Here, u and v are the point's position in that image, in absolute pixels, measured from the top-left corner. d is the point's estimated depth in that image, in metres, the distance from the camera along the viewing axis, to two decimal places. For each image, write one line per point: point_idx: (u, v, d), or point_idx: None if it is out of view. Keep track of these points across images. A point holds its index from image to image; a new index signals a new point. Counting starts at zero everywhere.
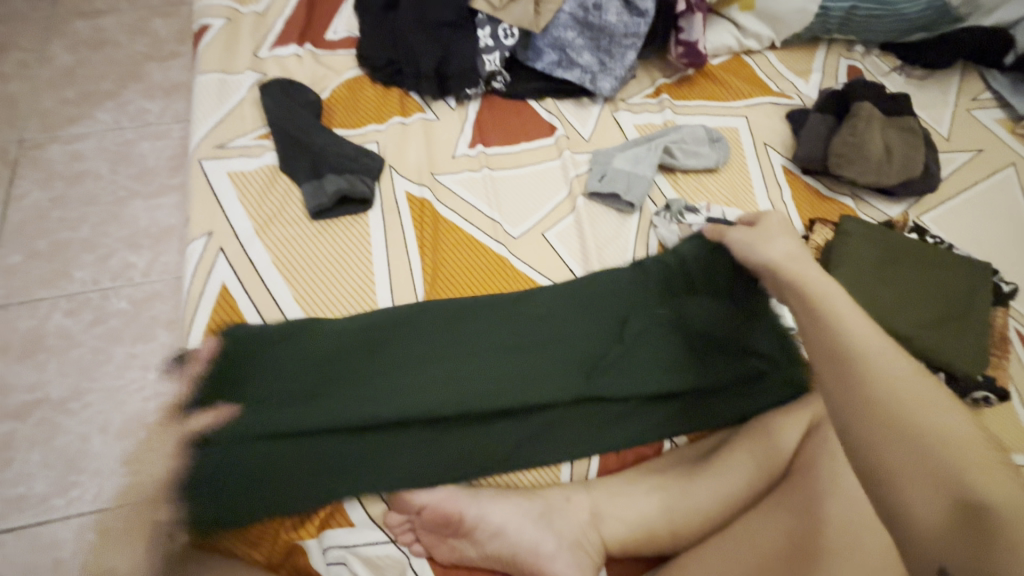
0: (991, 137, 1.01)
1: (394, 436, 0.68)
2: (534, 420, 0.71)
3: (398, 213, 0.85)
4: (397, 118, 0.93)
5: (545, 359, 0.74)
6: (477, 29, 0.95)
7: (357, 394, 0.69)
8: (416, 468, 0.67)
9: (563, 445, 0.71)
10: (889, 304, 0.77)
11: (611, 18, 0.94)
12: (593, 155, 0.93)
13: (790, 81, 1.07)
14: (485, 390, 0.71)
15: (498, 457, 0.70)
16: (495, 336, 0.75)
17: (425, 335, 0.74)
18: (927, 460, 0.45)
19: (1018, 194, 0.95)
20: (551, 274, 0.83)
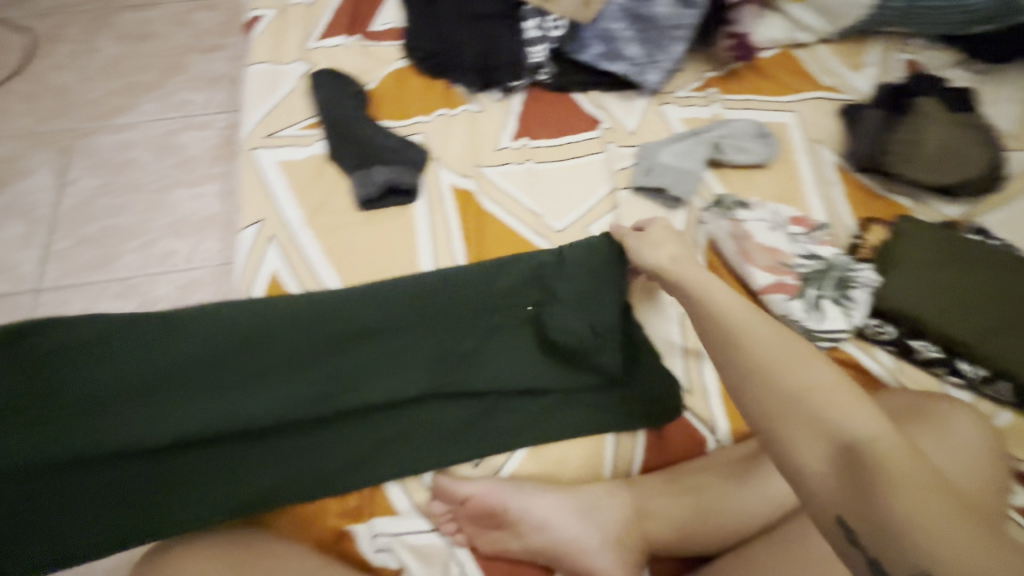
0: None
1: (283, 442, 0.66)
2: (422, 426, 0.70)
3: (443, 204, 0.85)
4: (442, 110, 0.93)
5: (464, 342, 0.72)
6: (524, 21, 0.96)
7: (230, 403, 0.65)
8: (324, 471, 0.66)
9: (504, 434, 0.71)
10: (949, 307, 0.74)
11: (661, 10, 0.93)
12: (639, 149, 0.92)
13: (843, 75, 1.03)
14: (411, 377, 0.70)
15: (446, 445, 0.69)
16: (408, 320, 0.72)
17: (299, 336, 0.69)
18: (805, 414, 0.49)
19: None
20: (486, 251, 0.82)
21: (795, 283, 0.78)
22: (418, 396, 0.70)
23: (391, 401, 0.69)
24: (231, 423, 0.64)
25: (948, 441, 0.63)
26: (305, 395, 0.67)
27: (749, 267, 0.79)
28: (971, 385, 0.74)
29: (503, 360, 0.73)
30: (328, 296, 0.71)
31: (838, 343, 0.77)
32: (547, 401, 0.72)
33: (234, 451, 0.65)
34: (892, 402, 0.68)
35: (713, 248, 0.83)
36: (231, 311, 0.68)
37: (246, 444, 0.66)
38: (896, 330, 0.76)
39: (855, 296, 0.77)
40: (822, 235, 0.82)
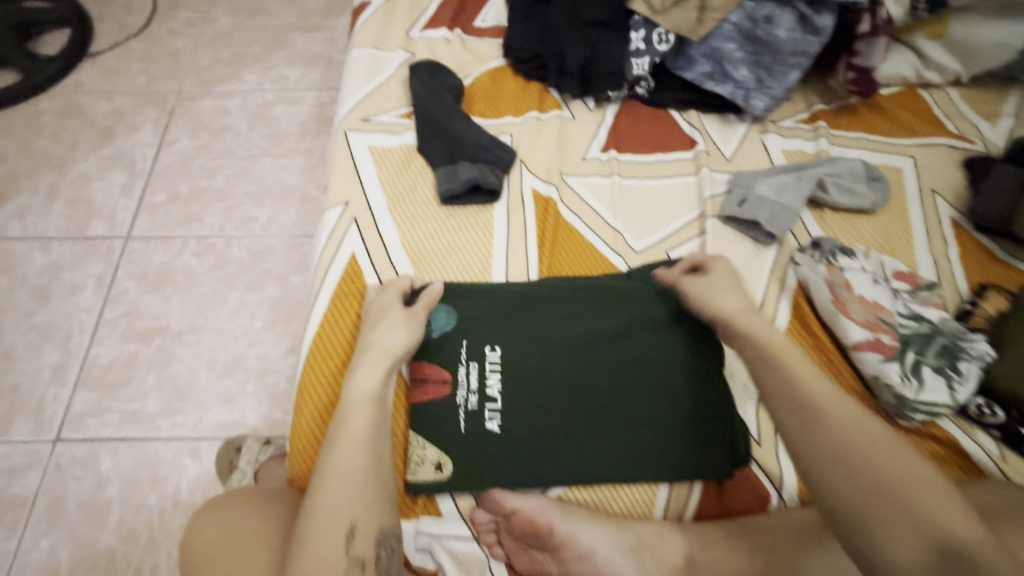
0: None
1: (495, 424, 0.68)
2: (573, 441, 0.68)
3: (522, 209, 0.83)
4: (534, 113, 0.92)
5: (580, 355, 0.72)
6: (630, 31, 0.91)
7: (467, 373, 0.71)
8: (533, 467, 0.67)
9: (572, 463, 0.67)
10: None
11: (781, 34, 0.86)
12: (733, 177, 0.87)
13: (972, 123, 0.94)
14: (537, 383, 0.70)
15: (518, 461, 0.67)
16: (542, 329, 0.73)
17: (528, 329, 0.73)
18: (852, 438, 0.56)
19: None
20: (565, 267, 0.80)
21: (895, 344, 0.70)
22: (529, 403, 0.69)
23: (585, 398, 0.70)
24: (465, 392, 0.70)
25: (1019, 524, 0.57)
26: (528, 381, 0.70)
27: (844, 321, 0.72)
28: None
29: (603, 377, 0.71)
30: (518, 295, 0.75)
31: (936, 418, 0.69)
32: (655, 426, 0.68)
33: (468, 423, 0.68)
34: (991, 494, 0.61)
35: (802, 292, 0.78)
36: (316, 332, 0.74)
37: (473, 420, 0.68)
38: (1005, 414, 0.68)
39: (966, 370, 0.68)
40: (927, 296, 0.75)
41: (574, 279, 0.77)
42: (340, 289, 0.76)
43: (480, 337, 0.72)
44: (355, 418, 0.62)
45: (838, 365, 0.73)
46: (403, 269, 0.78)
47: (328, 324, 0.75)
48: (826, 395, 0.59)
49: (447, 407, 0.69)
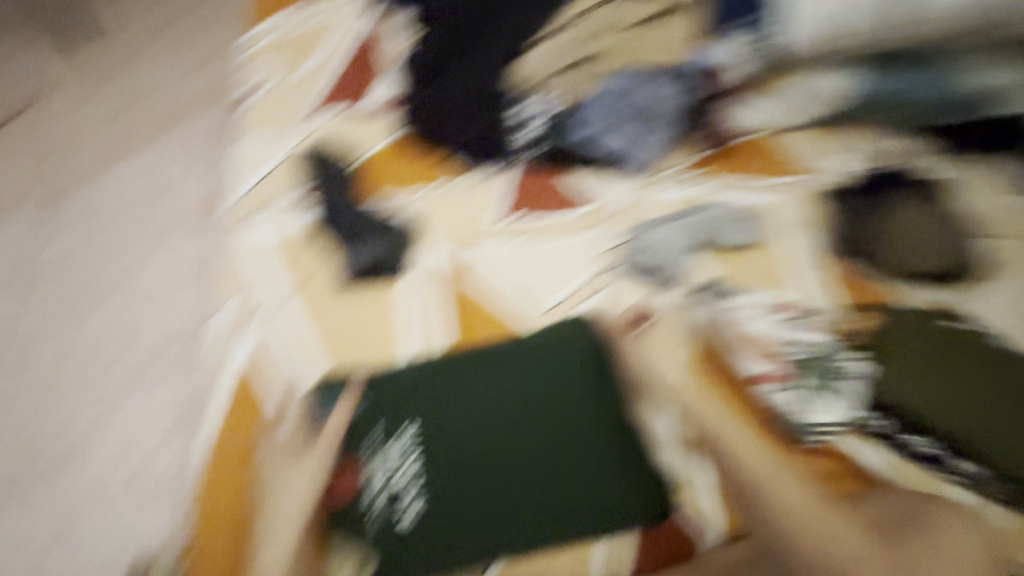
0: None
1: (406, 516, 0.71)
2: (492, 513, 0.71)
3: (429, 283, 0.85)
4: (425, 189, 0.92)
5: (489, 425, 0.75)
6: (506, 106, 0.95)
7: (383, 464, 0.74)
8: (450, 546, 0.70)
9: (494, 536, 0.70)
10: (947, 403, 0.70)
11: (644, 97, 0.91)
12: (626, 229, 0.88)
13: (862, 140, 0.92)
14: (455, 459, 0.73)
15: (445, 543, 0.70)
16: (453, 402, 0.77)
17: (441, 416, 0.76)
18: (756, 483, 0.64)
19: None
20: (475, 336, 0.82)
21: (779, 372, 0.77)
22: (448, 481, 0.72)
23: (497, 475, 0.72)
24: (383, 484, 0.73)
25: (947, 557, 0.57)
26: (444, 464, 0.73)
27: (737, 356, 0.79)
28: (978, 485, 0.69)
29: (514, 443, 0.74)
30: (422, 374, 0.79)
31: (831, 436, 0.73)
32: (567, 487, 0.71)
33: (385, 508, 0.72)
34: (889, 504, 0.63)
35: (701, 336, 0.80)
36: (222, 430, 0.82)
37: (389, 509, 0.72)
38: (891, 424, 0.72)
39: (844, 386, 0.75)
40: (811, 322, 0.80)
41: (474, 350, 0.80)
42: (247, 377, 0.82)
43: (397, 422, 0.76)
44: (274, 536, 0.70)
45: (743, 395, 0.77)
46: (310, 369, 0.81)
47: (232, 428, 0.82)
48: (741, 451, 0.66)
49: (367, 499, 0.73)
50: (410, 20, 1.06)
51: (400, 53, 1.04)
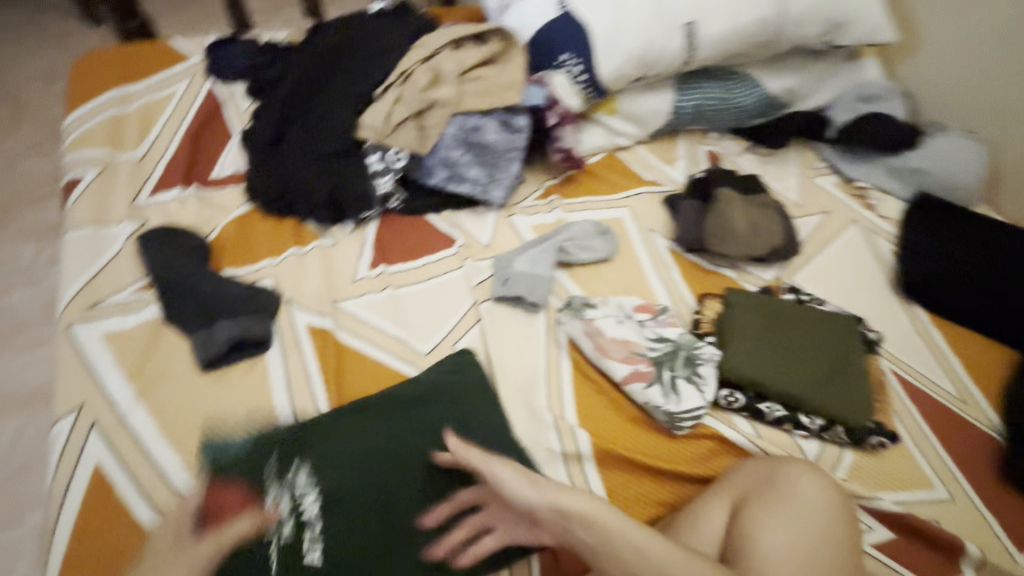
0: (838, 202, 1.16)
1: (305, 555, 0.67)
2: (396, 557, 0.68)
3: (299, 347, 0.82)
4: (292, 248, 0.92)
5: (391, 459, 0.73)
6: (365, 156, 0.98)
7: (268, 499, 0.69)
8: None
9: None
10: (779, 368, 0.83)
11: (491, 137, 1.01)
12: (494, 261, 0.96)
13: (661, 169, 1.19)
14: (354, 493, 0.70)
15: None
16: (351, 436, 0.74)
17: (321, 449, 0.72)
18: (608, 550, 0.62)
19: (865, 249, 1.09)
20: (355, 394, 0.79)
21: (649, 369, 0.82)
22: (348, 517, 0.69)
23: (384, 511, 0.70)
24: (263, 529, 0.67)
25: (783, 530, 0.64)
26: (336, 499, 0.70)
27: (608, 361, 0.83)
28: (816, 434, 0.82)
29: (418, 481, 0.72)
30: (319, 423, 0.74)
31: (701, 419, 0.80)
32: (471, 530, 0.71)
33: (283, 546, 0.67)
34: (750, 473, 0.70)
35: (575, 347, 0.87)
36: None
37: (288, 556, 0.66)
38: (744, 396, 0.83)
39: (704, 373, 0.82)
40: (665, 318, 0.90)
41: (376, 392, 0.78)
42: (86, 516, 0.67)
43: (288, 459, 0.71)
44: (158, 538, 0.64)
45: (619, 400, 0.82)
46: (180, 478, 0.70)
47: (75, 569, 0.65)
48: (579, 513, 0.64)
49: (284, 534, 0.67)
50: (242, 90, 1.11)
51: (237, 125, 1.06)
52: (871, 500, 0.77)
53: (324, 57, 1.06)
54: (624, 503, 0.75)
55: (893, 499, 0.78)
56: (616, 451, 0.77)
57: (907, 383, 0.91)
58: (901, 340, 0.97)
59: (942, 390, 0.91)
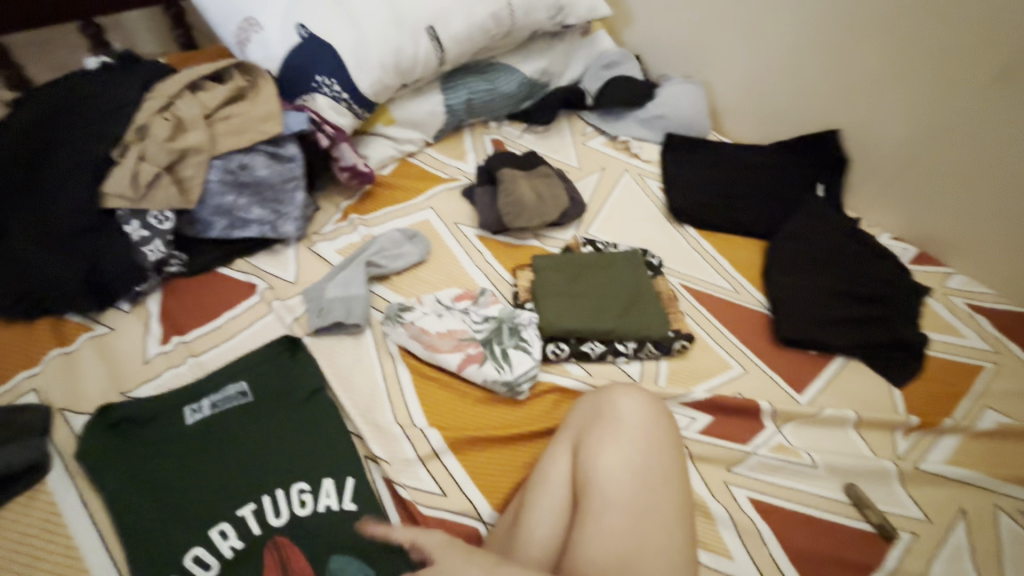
0: (609, 157, 1.32)
1: (218, 549, 0.67)
2: (168, 450, 0.73)
3: (86, 463, 0.71)
4: (56, 350, 0.83)
5: (272, 453, 0.75)
6: (123, 226, 0.89)
7: (272, 501, 0.71)
8: (150, 475, 0.71)
9: (178, 459, 0.73)
10: (588, 312, 0.93)
11: (263, 172, 0.97)
12: (305, 295, 0.93)
13: (453, 165, 1.24)
14: (237, 478, 0.72)
15: (153, 488, 0.70)
16: (285, 433, 0.77)
17: (308, 465, 0.74)
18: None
19: (638, 190, 1.26)
20: (170, 469, 0.72)
21: (478, 349, 0.87)
22: (222, 475, 0.72)
23: (201, 453, 0.74)
24: (238, 471, 0.73)
25: (610, 439, 0.72)
26: (229, 482, 0.72)
27: (439, 356, 0.86)
28: (634, 356, 0.93)
29: (264, 429, 0.77)
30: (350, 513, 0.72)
31: (536, 378, 0.87)
32: (285, 462, 0.75)
33: (241, 539, 0.68)
34: (582, 413, 0.78)
35: (408, 353, 0.88)
36: None
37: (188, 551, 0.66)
38: (569, 344, 0.91)
39: (526, 336, 0.89)
40: (485, 298, 0.95)
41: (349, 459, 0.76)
42: None
43: (275, 468, 0.74)
44: None
45: (460, 387, 0.86)
46: None
47: None
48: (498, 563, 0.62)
49: (252, 569, 0.66)
50: None
51: None
52: (689, 394, 0.89)
53: (32, 129, 0.91)
54: (487, 483, 0.78)
55: (704, 388, 0.92)
56: (466, 435, 0.80)
57: (692, 290, 1.08)
58: (681, 257, 1.14)
59: (717, 286, 1.10)
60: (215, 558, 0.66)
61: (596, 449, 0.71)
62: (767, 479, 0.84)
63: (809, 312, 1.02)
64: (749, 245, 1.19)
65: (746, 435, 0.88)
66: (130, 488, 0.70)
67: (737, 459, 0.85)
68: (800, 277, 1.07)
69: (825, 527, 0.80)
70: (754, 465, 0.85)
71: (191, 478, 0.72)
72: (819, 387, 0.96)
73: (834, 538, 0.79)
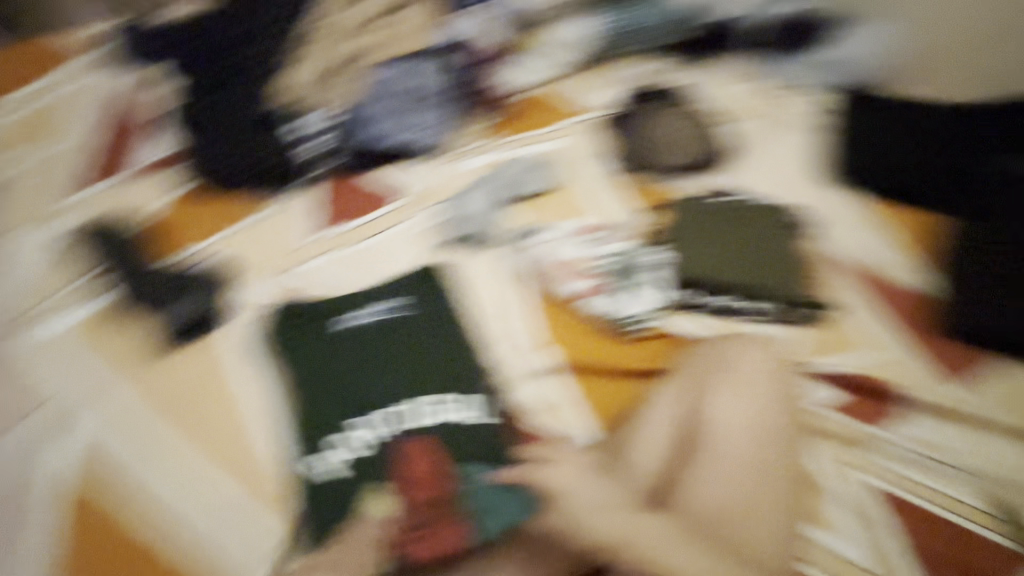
0: (779, 98, 1.13)
1: (364, 438, 0.81)
2: (333, 343, 0.88)
3: (264, 305, 0.93)
4: (227, 229, 1.00)
5: (413, 363, 0.86)
6: (296, 121, 1.06)
7: (411, 403, 0.83)
8: (320, 360, 0.87)
9: (339, 350, 0.87)
10: (711, 261, 0.93)
11: (416, 81, 1.09)
12: (447, 207, 1.01)
13: (596, 94, 1.16)
14: (385, 377, 0.85)
15: (321, 367, 0.86)
16: (425, 347, 0.88)
17: (441, 379, 0.86)
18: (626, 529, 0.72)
19: (806, 139, 1.09)
20: (319, 326, 0.90)
21: (592, 280, 0.92)
22: (374, 370, 0.86)
23: (358, 350, 0.87)
24: (385, 370, 0.86)
25: (723, 398, 0.80)
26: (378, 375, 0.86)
27: (557, 282, 0.93)
28: (762, 315, 0.89)
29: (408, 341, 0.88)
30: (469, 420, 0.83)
31: (651, 319, 0.90)
32: (423, 371, 0.86)
33: (385, 428, 0.82)
34: (695, 366, 0.83)
35: (523, 273, 0.95)
36: (72, 517, 0.80)
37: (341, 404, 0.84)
38: (690, 293, 0.91)
39: (639, 276, 0.93)
40: (608, 236, 0.98)
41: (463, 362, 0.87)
42: (89, 471, 0.83)
43: (415, 373, 0.86)
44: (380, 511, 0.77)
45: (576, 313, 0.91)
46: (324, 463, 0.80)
47: (93, 499, 0.81)
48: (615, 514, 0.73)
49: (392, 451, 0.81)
50: (163, 73, 1.16)
51: (165, 109, 1.12)
52: (819, 363, 0.86)
53: (247, 39, 1.13)
54: (600, 400, 0.84)
55: (844, 361, 0.86)
56: (581, 359, 0.87)
57: (856, 260, 0.96)
58: (840, 221, 0.99)
59: (884, 259, 0.96)
60: (366, 438, 0.81)
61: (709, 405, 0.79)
62: (907, 473, 0.78)
63: (1006, 307, 0.85)
64: (930, 225, 0.97)
65: (876, 419, 0.82)
66: (291, 343, 0.89)
67: (860, 442, 0.80)
68: (1007, 262, 0.88)
69: (961, 535, 0.74)
70: (883, 453, 0.80)
71: (348, 367, 0.86)
72: (993, 390, 0.83)
73: (968, 550, 0.73)
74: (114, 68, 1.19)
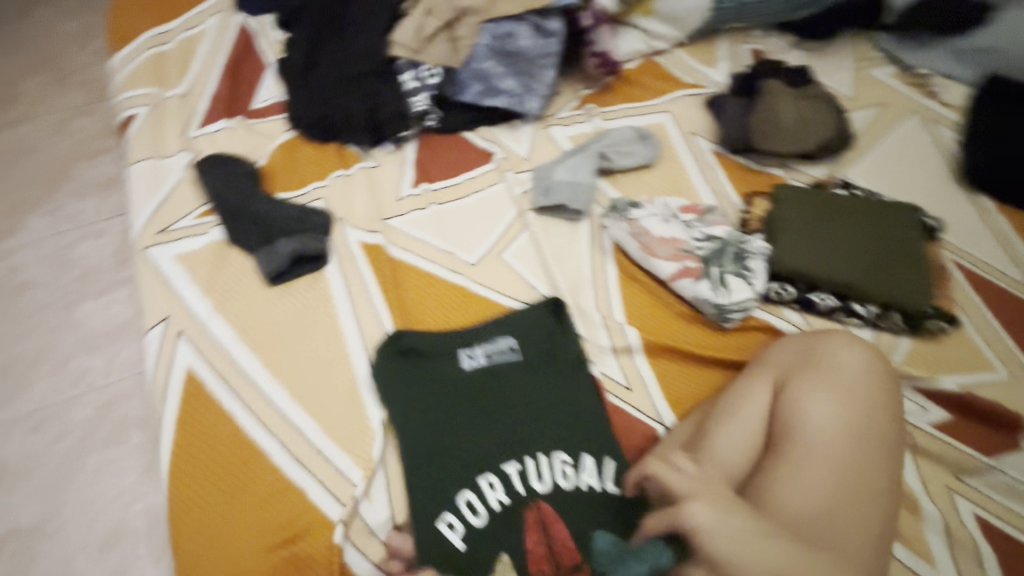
0: (896, 93, 1.09)
1: (488, 501, 0.70)
2: (443, 375, 0.78)
3: (355, 261, 0.89)
4: (340, 171, 0.98)
5: (540, 409, 0.76)
6: (399, 74, 1.01)
7: (537, 464, 0.72)
8: (432, 405, 0.76)
9: (450, 387, 0.77)
10: (835, 258, 0.82)
11: (524, 44, 1.00)
12: (535, 172, 0.97)
13: (703, 72, 1.12)
14: (508, 425, 0.75)
15: (428, 402, 0.76)
16: (552, 389, 0.77)
17: (572, 430, 0.74)
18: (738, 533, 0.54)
19: (927, 139, 1.02)
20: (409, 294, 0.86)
21: (697, 264, 0.84)
22: (491, 411, 0.76)
23: (473, 388, 0.77)
24: (507, 420, 0.75)
25: (827, 383, 0.66)
26: (496, 417, 0.75)
27: (654, 260, 0.85)
28: (870, 322, 0.81)
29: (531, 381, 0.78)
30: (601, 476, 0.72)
31: (750, 311, 0.82)
32: (548, 418, 0.75)
33: (508, 495, 0.70)
34: (791, 351, 0.72)
35: (621, 251, 0.89)
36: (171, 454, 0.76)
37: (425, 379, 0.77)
38: (796, 289, 0.83)
39: (752, 267, 0.83)
40: (712, 218, 0.90)
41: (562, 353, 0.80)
42: (187, 394, 0.79)
43: (541, 418, 0.75)
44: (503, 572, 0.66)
45: (665, 296, 0.86)
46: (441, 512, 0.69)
47: (187, 428, 0.78)
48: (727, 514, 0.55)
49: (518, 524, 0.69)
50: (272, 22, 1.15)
51: (273, 56, 1.11)
52: (933, 380, 0.77)
53: None
54: (676, 392, 0.78)
55: (954, 380, 0.78)
56: (666, 343, 0.81)
57: (971, 273, 0.88)
58: (962, 229, 0.92)
59: (1001, 275, 0.88)
60: (486, 504, 0.70)
61: (808, 390, 0.66)
62: (1007, 504, 0.70)
63: None
64: None
65: (995, 450, 0.73)
66: (383, 309, 0.85)
67: (975, 470, 0.72)
68: None
69: None
70: (994, 483, 0.71)
71: (461, 408, 0.76)
72: None
73: None
74: (228, 9, 1.19)
